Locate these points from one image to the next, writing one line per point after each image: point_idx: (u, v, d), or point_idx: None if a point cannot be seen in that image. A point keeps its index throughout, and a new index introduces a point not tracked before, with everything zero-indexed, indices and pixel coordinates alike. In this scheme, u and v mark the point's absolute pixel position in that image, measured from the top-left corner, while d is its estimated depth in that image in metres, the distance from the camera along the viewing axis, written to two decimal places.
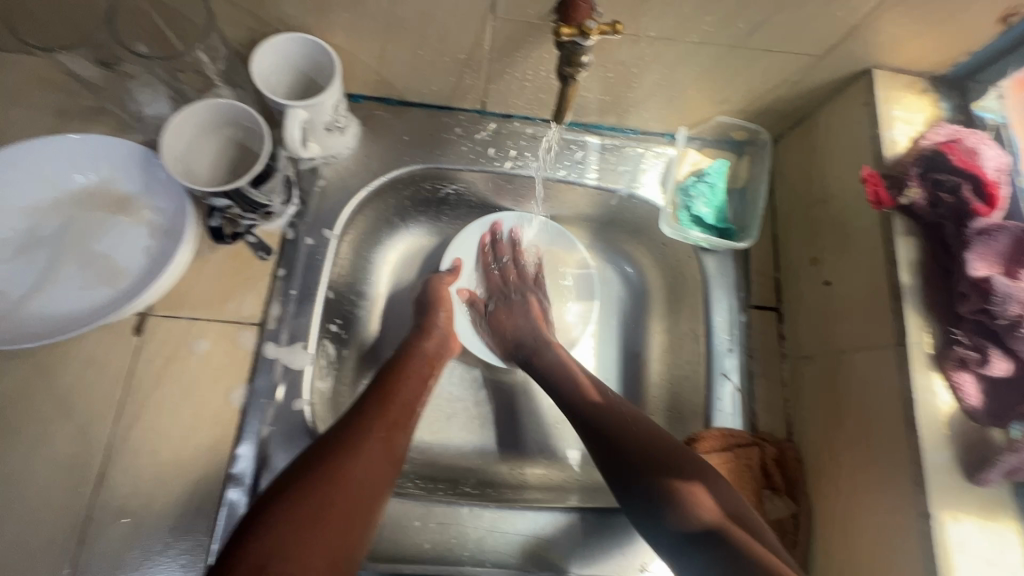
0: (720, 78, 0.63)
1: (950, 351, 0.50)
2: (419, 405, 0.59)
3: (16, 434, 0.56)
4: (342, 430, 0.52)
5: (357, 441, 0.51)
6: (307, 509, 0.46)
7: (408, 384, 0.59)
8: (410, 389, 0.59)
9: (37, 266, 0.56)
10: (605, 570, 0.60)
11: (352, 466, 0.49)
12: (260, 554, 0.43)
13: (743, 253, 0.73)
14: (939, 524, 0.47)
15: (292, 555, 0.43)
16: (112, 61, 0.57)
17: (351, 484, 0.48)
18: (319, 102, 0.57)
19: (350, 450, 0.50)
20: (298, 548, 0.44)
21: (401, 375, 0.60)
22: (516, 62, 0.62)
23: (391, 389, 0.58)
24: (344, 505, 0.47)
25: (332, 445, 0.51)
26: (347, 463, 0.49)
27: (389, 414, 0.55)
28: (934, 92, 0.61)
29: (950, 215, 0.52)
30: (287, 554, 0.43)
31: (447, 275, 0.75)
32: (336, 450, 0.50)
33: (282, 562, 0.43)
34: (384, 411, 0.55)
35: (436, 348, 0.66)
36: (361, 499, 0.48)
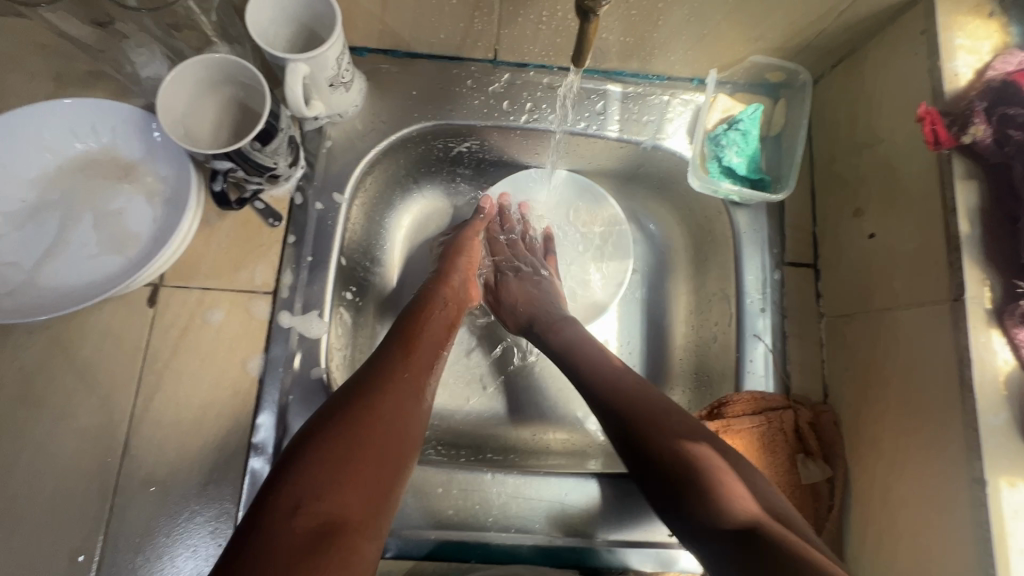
0: (757, 10, 0.56)
1: (1014, 306, 0.46)
2: (440, 349, 0.57)
3: (42, 406, 0.56)
4: (365, 373, 0.50)
5: (382, 383, 0.49)
6: (338, 450, 0.44)
7: (430, 328, 0.58)
8: (431, 331, 0.57)
9: (45, 237, 0.54)
10: (632, 536, 0.59)
11: (384, 401, 0.48)
12: (294, 495, 0.41)
13: (778, 206, 0.68)
14: (993, 490, 0.44)
15: (326, 494, 0.41)
16: (104, 21, 0.53)
17: (385, 419, 0.47)
18: (321, 54, 0.53)
19: (376, 391, 0.48)
20: (332, 487, 0.42)
21: (422, 316, 0.59)
22: (529, 2, 0.57)
23: (413, 332, 0.56)
24: (375, 444, 0.45)
25: (357, 387, 0.49)
26: (378, 399, 0.48)
27: (414, 353, 0.54)
28: (1004, 16, 0.54)
29: (1020, 154, 0.47)
30: (321, 493, 0.41)
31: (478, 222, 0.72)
32: (360, 391, 0.48)
33: (316, 501, 0.41)
34: (406, 353, 0.53)
35: (455, 292, 0.64)
36: (395, 435, 0.47)
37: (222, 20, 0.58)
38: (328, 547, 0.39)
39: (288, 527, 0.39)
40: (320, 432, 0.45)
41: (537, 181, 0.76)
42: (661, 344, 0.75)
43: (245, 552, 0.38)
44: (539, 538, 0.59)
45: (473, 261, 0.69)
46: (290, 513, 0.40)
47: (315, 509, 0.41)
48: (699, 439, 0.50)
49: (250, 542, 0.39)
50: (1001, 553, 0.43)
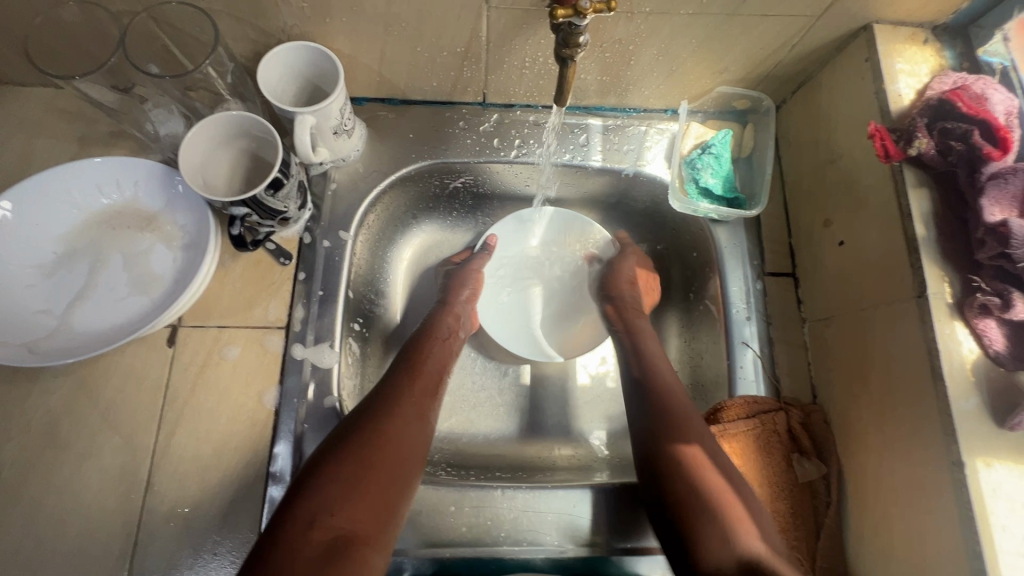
0: (718, 48, 0.63)
1: (972, 299, 0.50)
2: (444, 373, 0.61)
3: (68, 447, 0.59)
4: (372, 397, 0.54)
5: (388, 407, 0.53)
6: (348, 469, 0.47)
7: (434, 354, 0.61)
8: (436, 357, 0.61)
9: (72, 284, 0.58)
10: (641, 543, 0.61)
11: (391, 423, 0.52)
12: (308, 511, 0.45)
13: (754, 221, 0.73)
14: (971, 471, 0.47)
15: (338, 510, 0.45)
16: (127, 86, 0.58)
17: (392, 438, 0.51)
18: (325, 107, 0.58)
19: (384, 413, 0.52)
20: (344, 503, 0.46)
21: (427, 343, 0.63)
22: (513, 51, 0.63)
23: (417, 358, 0.60)
24: (384, 464, 0.49)
25: (365, 411, 0.52)
26: (386, 421, 0.52)
27: (418, 379, 0.58)
28: (937, 42, 0.60)
29: (962, 162, 0.52)
30: (333, 508, 0.45)
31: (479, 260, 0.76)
32: (369, 414, 0.52)
33: (329, 516, 0.45)
34: (412, 378, 0.57)
35: (458, 321, 0.68)
36: (402, 456, 0.50)
37: (235, 81, 0.63)
38: (340, 560, 0.43)
39: (304, 540, 0.43)
40: (331, 453, 0.48)
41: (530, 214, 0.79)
42: None
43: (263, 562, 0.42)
44: (550, 550, 0.61)
45: (478, 292, 0.73)
46: (305, 527, 0.43)
47: (329, 524, 0.44)
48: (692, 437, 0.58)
49: (267, 553, 0.42)
50: (986, 530, 0.46)
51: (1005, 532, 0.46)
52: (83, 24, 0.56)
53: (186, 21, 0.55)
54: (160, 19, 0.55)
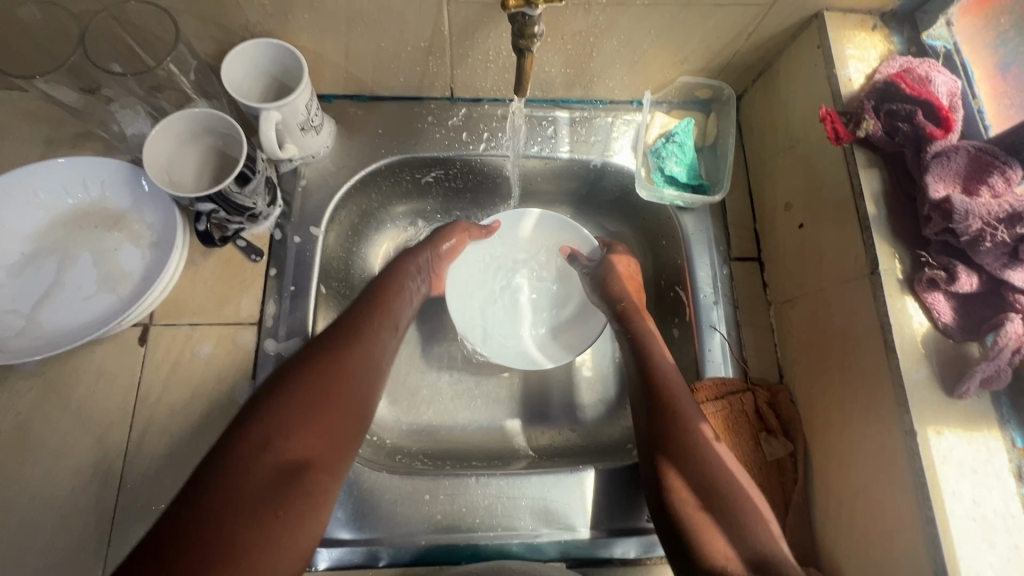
0: (676, 37, 0.64)
1: (921, 274, 0.52)
2: (403, 315, 0.63)
3: (39, 447, 0.59)
4: (335, 333, 0.56)
5: (351, 343, 0.55)
6: (305, 395, 0.49)
7: (398, 297, 0.64)
8: (402, 301, 0.64)
9: (39, 285, 0.58)
10: (614, 525, 0.63)
11: (349, 355, 0.54)
12: (264, 433, 0.46)
13: (720, 207, 0.74)
14: (923, 439, 0.49)
15: (294, 433, 0.47)
16: (94, 87, 0.59)
17: (349, 370, 0.53)
18: (291, 103, 0.59)
19: (343, 344, 0.54)
20: (298, 428, 0.47)
21: (396, 288, 0.64)
22: (476, 44, 0.64)
23: (381, 297, 0.62)
24: (340, 389, 0.51)
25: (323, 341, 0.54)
26: (344, 353, 0.54)
27: (381, 314, 0.60)
28: (885, 28, 0.62)
29: (908, 143, 0.54)
30: (288, 432, 0.47)
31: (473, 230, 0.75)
32: (330, 348, 0.54)
33: (284, 439, 0.46)
34: (374, 315, 0.59)
35: (432, 276, 0.69)
36: (359, 384, 0.53)
37: (200, 79, 0.63)
38: (296, 484, 0.45)
39: (259, 459, 0.44)
40: (293, 379, 0.50)
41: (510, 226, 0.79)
42: None
43: (217, 477, 0.43)
44: (523, 535, 0.62)
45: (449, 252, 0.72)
46: (259, 449, 0.45)
47: (284, 445, 0.46)
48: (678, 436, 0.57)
49: (221, 468, 0.43)
50: (937, 496, 0.47)
51: (955, 496, 0.47)
52: (45, 25, 0.56)
53: (148, 20, 0.56)
54: (121, 18, 0.55)
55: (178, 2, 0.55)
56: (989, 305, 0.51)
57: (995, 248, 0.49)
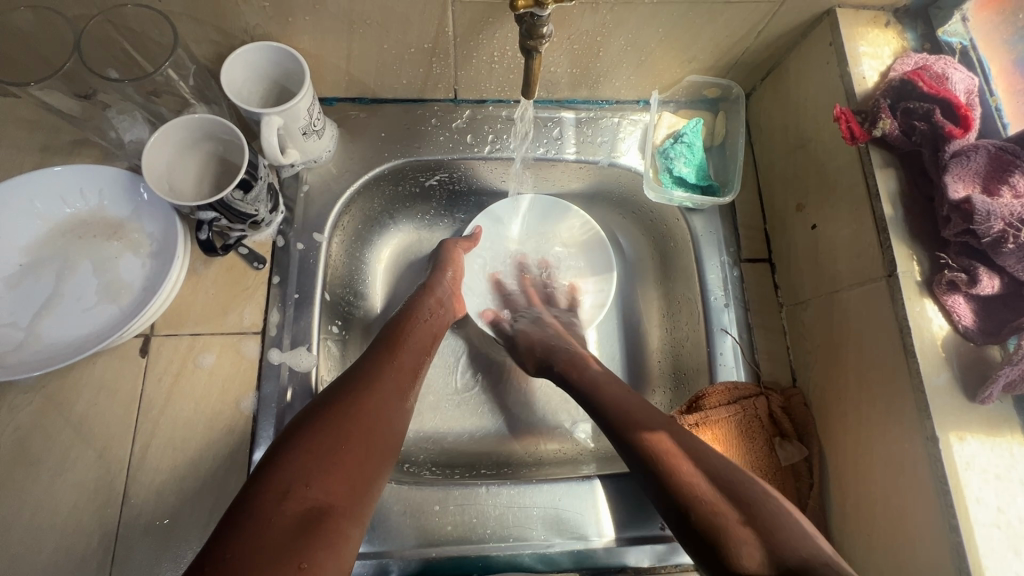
0: (686, 36, 0.63)
1: (940, 276, 0.51)
2: (424, 352, 0.61)
3: (40, 463, 0.57)
4: (357, 374, 0.54)
5: (371, 384, 0.53)
6: (326, 437, 0.47)
7: (416, 330, 0.62)
8: (418, 333, 0.62)
9: (36, 297, 0.57)
10: (628, 533, 0.61)
11: (370, 397, 0.52)
12: (284, 481, 0.44)
13: (729, 208, 0.73)
14: (945, 445, 0.48)
15: (314, 481, 0.45)
16: (89, 93, 0.57)
17: (370, 410, 0.51)
18: (293, 107, 0.58)
19: (363, 387, 0.52)
20: (319, 475, 0.45)
21: (409, 321, 0.62)
22: (481, 45, 0.63)
23: (398, 335, 0.60)
24: (361, 436, 0.49)
25: (344, 384, 0.53)
26: (365, 395, 0.52)
27: (402, 357, 0.58)
28: (899, 24, 0.61)
29: (926, 142, 0.53)
30: (308, 479, 0.45)
31: (462, 242, 0.75)
32: (353, 391, 0.52)
33: (304, 487, 0.44)
34: (394, 355, 0.57)
35: (439, 304, 0.67)
36: (377, 427, 0.51)
37: (199, 84, 0.62)
38: (317, 533, 0.42)
39: (279, 509, 0.43)
40: (315, 423, 0.48)
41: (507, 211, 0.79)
42: (638, 348, 0.78)
43: (237, 528, 0.41)
44: (535, 545, 0.60)
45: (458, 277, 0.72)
46: (279, 497, 0.43)
47: (304, 494, 0.44)
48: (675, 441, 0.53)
49: (241, 522, 0.41)
50: (961, 503, 0.46)
51: (979, 503, 0.46)
52: (39, 30, 0.54)
53: (145, 24, 0.54)
54: (118, 23, 0.54)
55: (175, 5, 0.54)
56: (1012, 308, 0.50)
57: (1017, 250, 0.48)
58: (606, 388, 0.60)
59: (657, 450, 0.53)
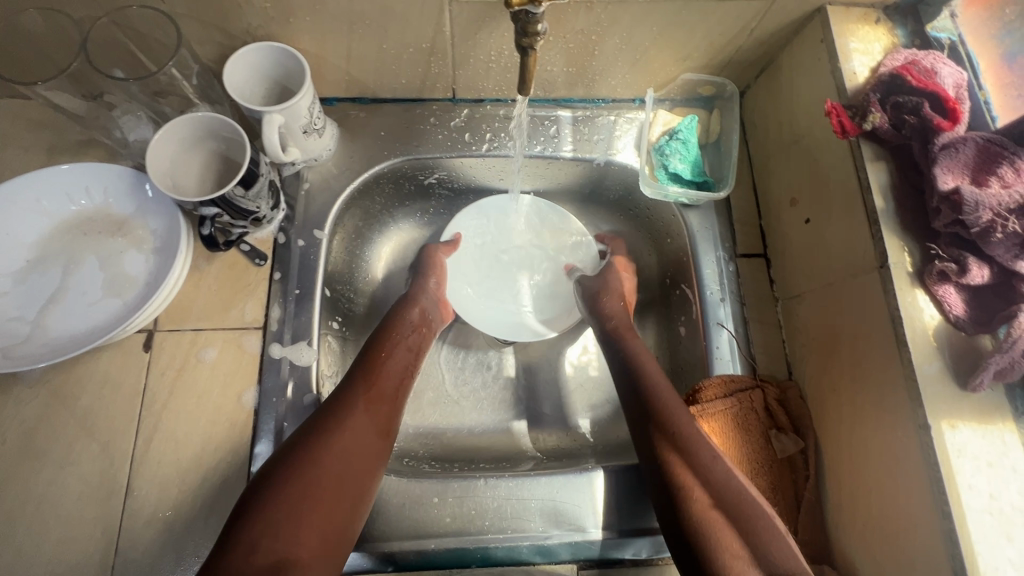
0: (679, 34, 0.64)
1: (931, 267, 0.52)
2: (404, 378, 0.62)
3: (45, 456, 0.58)
4: (330, 410, 0.55)
5: (342, 424, 0.54)
6: (298, 488, 0.49)
7: (393, 359, 0.62)
8: (396, 361, 0.62)
9: (42, 292, 0.58)
10: (626, 525, 0.62)
11: (342, 435, 0.53)
12: (252, 532, 0.46)
13: (724, 204, 0.74)
14: (937, 433, 0.48)
15: (282, 532, 0.46)
16: (96, 93, 0.58)
17: (339, 451, 0.52)
18: (293, 105, 0.59)
19: (336, 425, 0.54)
20: (289, 525, 0.47)
21: (388, 345, 0.63)
22: (478, 45, 0.64)
23: (376, 362, 0.61)
24: (333, 481, 0.51)
25: (318, 423, 0.54)
26: (336, 434, 0.53)
27: (376, 388, 0.58)
28: (889, 21, 0.62)
29: (916, 135, 0.54)
30: (274, 532, 0.46)
31: (443, 246, 0.75)
32: (322, 434, 0.53)
33: (273, 538, 0.46)
34: (369, 387, 0.58)
35: (423, 315, 0.68)
36: (350, 471, 0.52)
37: (202, 84, 0.63)
38: None
39: (246, 561, 0.44)
40: (285, 471, 0.49)
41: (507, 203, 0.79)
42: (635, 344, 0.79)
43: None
44: (534, 536, 0.61)
45: (442, 283, 0.73)
46: (246, 552, 0.45)
47: (271, 547, 0.45)
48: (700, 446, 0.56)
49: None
50: (953, 490, 0.47)
51: (971, 490, 0.47)
52: (47, 31, 0.56)
53: (150, 25, 0.56)
54: (124, 24, 0.55)
55: (179, 6, 0.55)
56: (1002, 297, 0.50)
57: (1006, 239, 0.49)
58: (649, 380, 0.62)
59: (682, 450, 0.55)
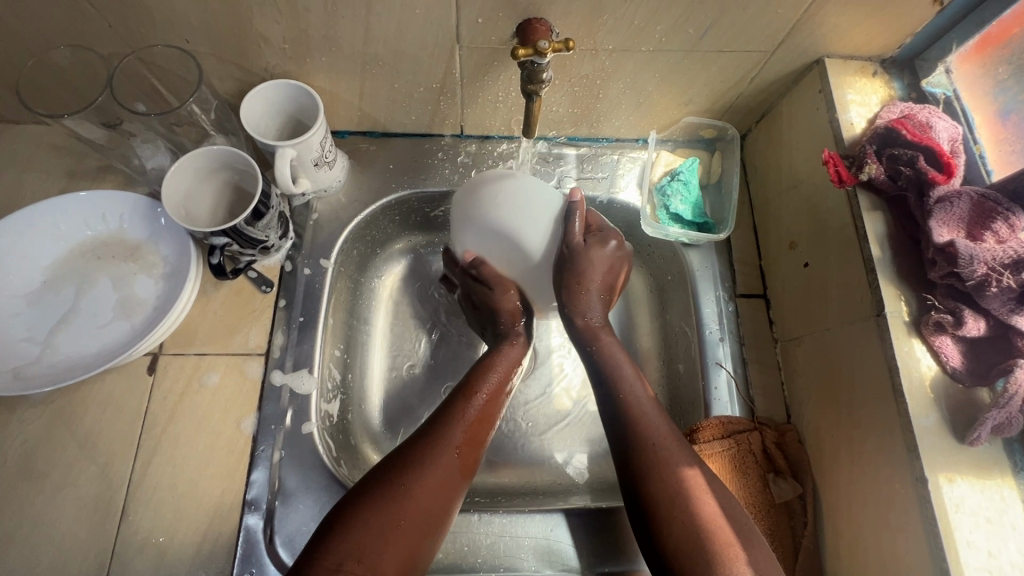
0: (682, 81, 0.66)
1: (927, 317, 0.52)
2: (495, 416, 0.61)
3: (43, 477, 0.59)
4: (419, 442, 0.55)
5: (433, 463, 0.53)
6: (382, 519, 0.49)
7: (493, 395, 0.61)
8: (487, 396, 0.60)
9: (52, 314, 0.59)
10: (619, 568, 0.61)
11: (435, 471, 0.53)
12: (336, 557, 0.46)
13: (724, 244, 0.74)
14: (935, 486, 0.48)
15: (365, 558, 0.47)
16: (114, 122, 0.60)
17: (428, 490, 0.51)
18: (306, 140, 0.61)
19: (430, 462, 0.53)
20: (372, 554, 0.47)
21: (487, 378, 0.61)
22: (487, 86, 0.66)
23: (474, 397, 0.59)
24: (423, 515, 0.51)
25: (410, 454, 0.53)
26: (431, 468, 0.53)
27: (475, 424, 0.58)
28: (886, 74, 0.64)
29: (911, 186, 0.56)
30: (361, 557, 0.46)
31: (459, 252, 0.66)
32: (413, 469, 0.52)
33: (356, 563, 0.46)
34: (460, 423, 0.57)
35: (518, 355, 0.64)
36: (434, 508, 0.51)
37: (219, 117, 0.65)
38: None
39: None
40: (375, 502, 0.49)
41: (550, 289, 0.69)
42: None
43: None
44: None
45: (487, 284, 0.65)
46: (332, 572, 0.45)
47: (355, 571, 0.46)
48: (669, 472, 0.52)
49: None
50: (952, 548, 0.46)
51: (970, 547, 0.46)
52: (75, 65, 0.59)
53: (174, 62, 0.58)
54: (148, 60, 0.58)
55: (202, 45, 0.58)
56: (999, 349, 0.51)
57: (1000, 294, 0.49)
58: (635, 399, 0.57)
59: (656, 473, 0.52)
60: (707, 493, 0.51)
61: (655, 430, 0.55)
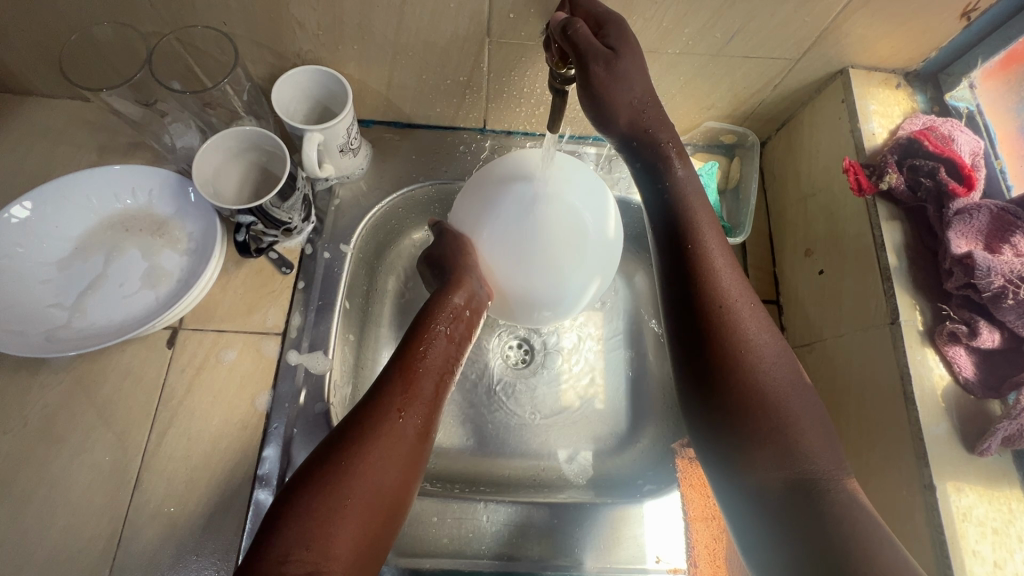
0: (706, 84, 0.66)
1: (942, 326, 0.53)
2: (445, 370, 0.58)
3: (61, 441, 0.60)
4: (364, 413, 0.51)
5: (374, 435, 0.49)
6: (328, 496, 0.45)
7: (434, 350, 0.58)
8: (435, 354, 0.58)
9: (79, 282, 0.61)
10: (618, 564, 0.62)
11: (378, 442, 0.49)
12: (283, 545, 0.43)
13: (739, 248, 0.75)
14: (943, 495, 0.48)
15: (314, 543, 0.43)
16: (150, 100, 0.61)
17: (375, 464, 0.48)
18: (334, 125, 0.62)
19: (370, 435, 0.49)
20: (323, 538, 0.43)
21: (426, 336, 0.59)
22: (513, 82, 0.67)
23: (413, 359, 0.56)
24: (372, 490, 0.47)
25: (350, 429, 0.50)
26: (372, 442, 0.49)
27: (413, 386, 0.54)
28: (909, 86, 0.65)
29: (931, 197, 0.56)
30: (309, 542, 0.43)
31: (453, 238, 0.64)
32: (354, 443, 0.48)
33: (305, 550, 0.43)
34: (406, 388, 0.54)
35: (468, 300, 0.62)
36: (386, 484, 0.48)
37: (250, 100, 0.66)
38: None
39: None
40: (314, 482, 0.46)
41: (565, 305, 0.64)
42: (640, 382, 0.78)
43: None
44: (530, 564, 0.61)
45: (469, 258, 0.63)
46: (279, 563, 0.42)
47: (304, 558, 0.42)
48: (749, 363, 0.51)
49: None
50: (957, 555, 0.46)
51: (976, 557, 0.47)
52: (115, 42, 0.60)
53: (212, 44, 0.60)
54: (189, 42, 0.59)
55: (239, 29, 0.59)
56: (1012, 363, 0.51)
57: (1017, 305, 0.50)
58: (720, 295, 0.53)
59: (728, 362, 0.51)
60: (780, 384, 0.50)
61: (731, 304, 0.53)
